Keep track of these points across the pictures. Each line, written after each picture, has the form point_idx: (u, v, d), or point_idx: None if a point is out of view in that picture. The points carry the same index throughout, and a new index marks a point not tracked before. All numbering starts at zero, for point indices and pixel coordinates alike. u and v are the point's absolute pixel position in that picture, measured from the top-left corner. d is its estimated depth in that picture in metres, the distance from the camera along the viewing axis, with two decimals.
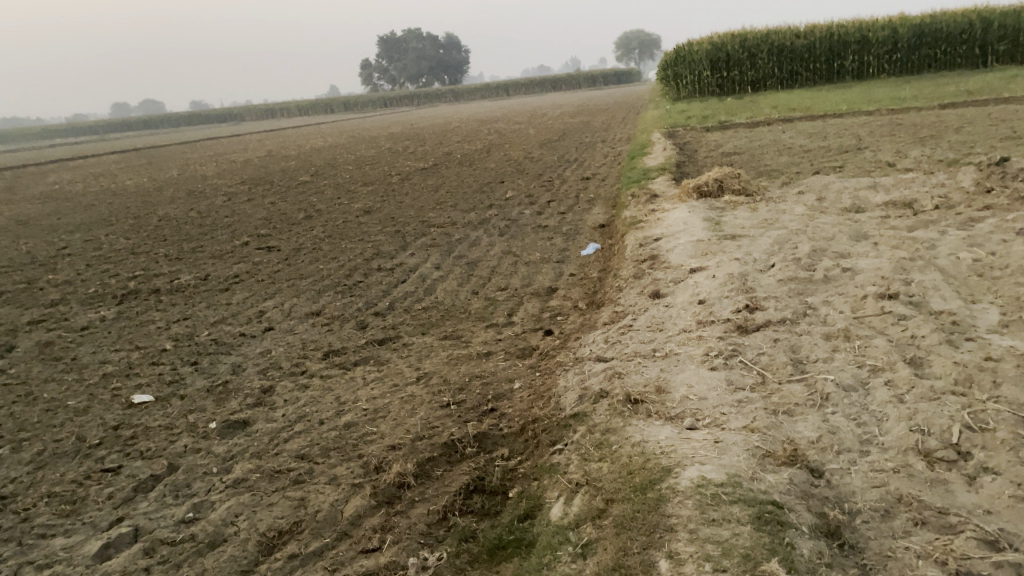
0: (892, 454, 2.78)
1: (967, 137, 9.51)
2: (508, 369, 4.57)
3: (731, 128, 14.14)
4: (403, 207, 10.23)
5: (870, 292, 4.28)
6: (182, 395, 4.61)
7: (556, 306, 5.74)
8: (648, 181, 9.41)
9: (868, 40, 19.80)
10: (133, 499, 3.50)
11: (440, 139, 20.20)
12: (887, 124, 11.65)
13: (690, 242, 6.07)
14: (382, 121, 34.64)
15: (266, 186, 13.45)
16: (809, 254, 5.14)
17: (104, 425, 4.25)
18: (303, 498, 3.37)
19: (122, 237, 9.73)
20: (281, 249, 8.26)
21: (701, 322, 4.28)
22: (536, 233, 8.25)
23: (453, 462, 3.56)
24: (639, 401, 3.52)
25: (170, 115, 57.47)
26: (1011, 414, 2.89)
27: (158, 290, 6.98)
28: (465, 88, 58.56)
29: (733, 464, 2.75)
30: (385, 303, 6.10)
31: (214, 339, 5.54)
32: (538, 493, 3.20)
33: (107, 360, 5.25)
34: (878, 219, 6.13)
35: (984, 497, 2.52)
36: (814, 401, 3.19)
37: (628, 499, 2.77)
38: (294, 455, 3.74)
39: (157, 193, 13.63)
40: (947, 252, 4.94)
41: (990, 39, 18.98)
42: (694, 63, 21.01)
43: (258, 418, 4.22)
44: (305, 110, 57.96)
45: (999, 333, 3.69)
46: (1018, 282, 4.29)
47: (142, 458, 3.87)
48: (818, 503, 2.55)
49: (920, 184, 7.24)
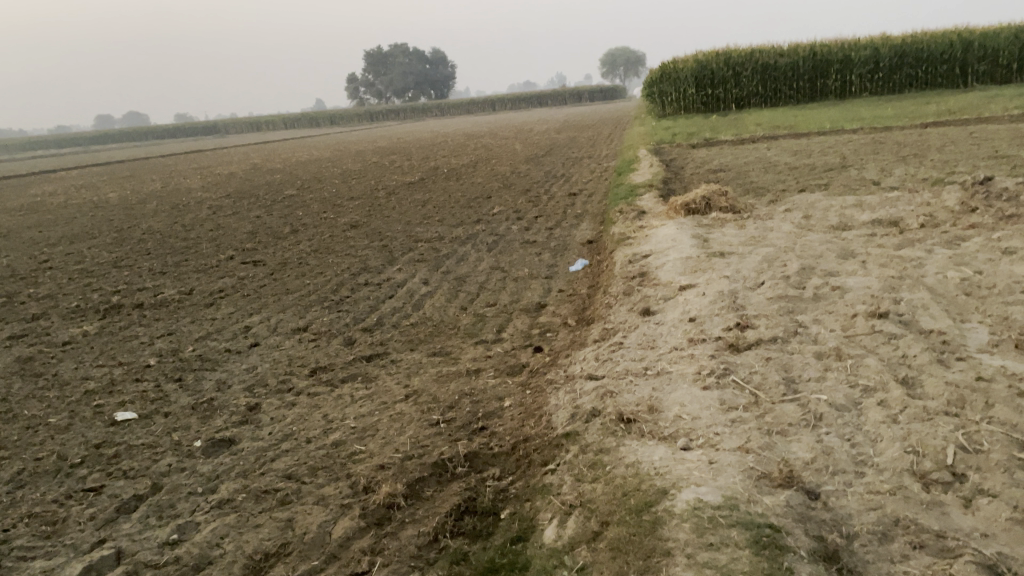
0: (888, 475, 2.77)
1: (950, 156, 9.61)
2: (498, 387, 4.54)
3: (716, 145, 14.22)
4: (390, 222, 10.20)
5: (860, 311, 4.29)
6: (166, 412, 4.53)
7: (545, 323, 5.72)
8: (635, 197, 9.42)
9: (850, 59, 20.05)
10: (116, 520, 3.42)
11: (427, 153, 20.22)
12: (870, 142, 11.76)
13: (678, 259, 6.07)
14: (367, 135, 34.61)
15: (251, 199, 13.38)
16: (798, 272, 5.15)
17: (86, 444, 4.16)
18: (291, 519, 3.31)
19: (104, 250, 9.61)
20: (267, 263, 8.19)
21: (692, 340, 4.27)
22: (524, 249, 8.25)
23: (443, 482, 3.51)
24: (632, 421, 3.49)
25: (154, 127, 57.20)
26: (1005, 435, 2.89)
27: (142, 305, 6.90)
28: (451, 103, 58.74)
29: (730, 485, 2.73)
30: (373, 319, 6.05)
31: (199, 355, 5.47)
32: (531, 514, 3.15)
33: (89, 376, 5.16)
34: (865, 238, 6.16)
35: (981, 520, 2.51)
36: (808, 421, 3.18)
37: (624, 521, 2.73)
38: (281, 475, 3.68)
39: (141, 206, 13.51)
40: (934, 271, 4.96)
41: (970, 59, 19.23)
42: (679, 80, 21.09)
43: (244, 436, 4.15)
44: (290, 123, 57.86)
45: (989, 353, 3.71)
46: (1006, 302, 4.31)
47: (124, 477, 3.79)
48: (815, 526, 2.52)
49: (905, 203, 7.30)
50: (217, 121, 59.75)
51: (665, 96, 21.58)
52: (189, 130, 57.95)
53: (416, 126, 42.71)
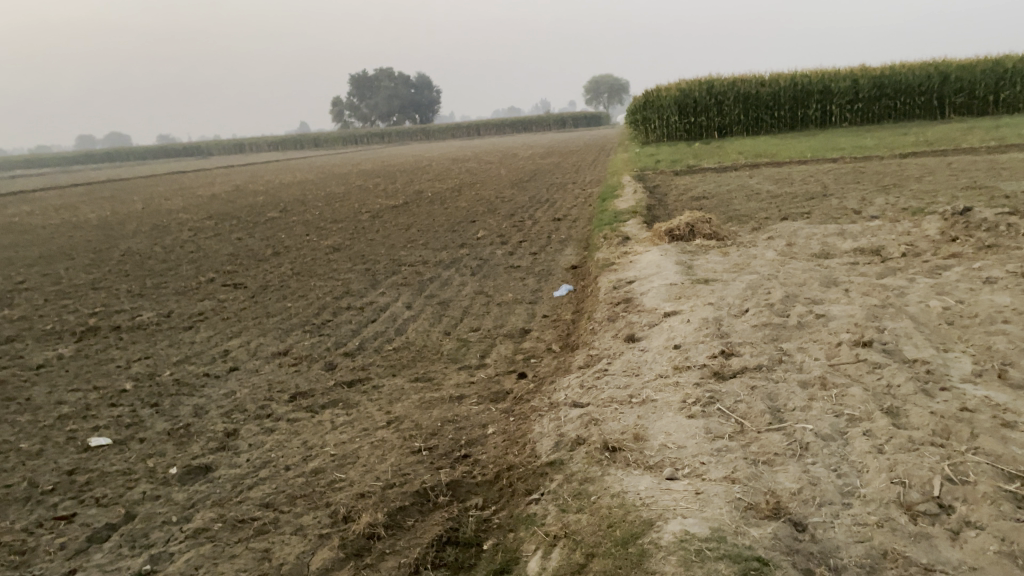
0: (875, 507, 2.74)
1: (930, 186, 9.73)
2: (481, 414, 4.48)
3: (699, 172, 14.33)
4: (374, 245, 10.16)
5: (844, 339, 4.30)
6: (142, 438, 4.43)
7: (529, 349, 5.68)
8: (620, 223, 9.46)
9: (830, 89, 20.36)
10: (87, 550, 3.32)
11: (411, 177, 20.25)
12: (851, 172, 11.89)
13: (663, 285, 6.07)
14: (351, 157, 34.62)
15: (234, 221, 13.30)
16: (782, 299, 5.16)
17: (58, 470, 4.06)
18: (268, 550, 3.23)
19: (83, 271, 9.49)
20: (248, 286, 8.12)
21: (677, 367, 4.25)
22: (508, 273, 8.22)
23: (424, 512, 3.45)
24: (617, 449, 3.46)
25: (137, 147, 56.91)
26: (991, 466, 2.88)
27: (119, 327, 6.80)
28: (435, 127, 58.96)
29: (716, 517, 2.69)
30: (355, 343, 5.99)
31: (176, 380, 5.37)
32: (515, 545, 3.09)
33: (63, 401, 5.05)
34: (848, 266, 6.20)
35: (969, 553, 2.48)
36: (793, 451, 3.16)
37: (609, 553, 2.69)
38: (258, 503, 3.60)
39: (120, 227, 13.38)
40: (917, 300, 4.99)
41: (947, 91, 19.60)
42: (663, 108, 21.34)
43: (221, 463, 4.07)
44: (274, 145, 57.79)
45: (973, 382, 3.71)
46: (988, 331, 4.34)
47: (97, 505, 3.69)
48: (803, 559, 2.48)
49: (886, 231, 7.36)
50: (201, 143, 59.59)
51: (648, 123, 21.82)
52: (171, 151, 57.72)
53: (401, 149, 42.78)
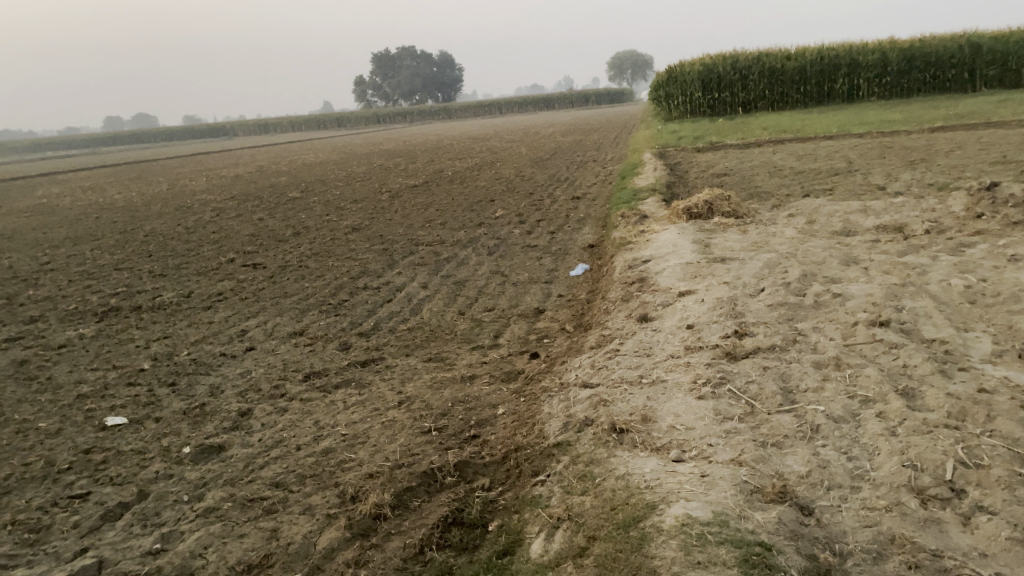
0: (885, 491, 2.68)
1: (957, 161, 9.49)
2: (492, 394, 4.47)
3: (722, 149, 14.14)
4: (392, 225, 10.15)
5: (860, 319, 4.21)
6: (157, 417, 4.48)
7: (543, 329, 5.64)
8: (639, 201, 9.36)
9: (858, 63, 19.95)
10: (99, 528, 3.36)
11: (432, 156, 20.23)
12: (877, 147, 11.64)
13: (679, 264, 5.99)
14: (373, 137, 34.62)
15: (255, 201, 13.36)
16: (799, 278, 5.07)
17: (74, 449, 4.11)
18: (276, 530, 3.24)
19: (107, 252, 9.59)
20: (267, 266, 8.15)
21: (689, 348, 4.19)
22: (525, 253, 8.18)
23: (432, 492, 3.45)
24: (624, 431, 3.42)
25: (164, 128, 57.35)
26: (1006, 450, 2.81)
27: (140, 307, 6.86)
28: (458, 105, 58.75)
29: (720, 500, 2.65)
30: (371, 323, 5.99)
31: (193, 359, 5.41)
32: (519, 527, 3.08)
33: (83, 380, 5.11)
34: (869, 244, 6.07)
35: (979, 539, 2.43)
36: (804, 433, 3.10)
37: (610, 537, 2.67)
38: (268, 483, 3.62)
39: (145, 208, 13.50)
40: (938, 278, 4.87)
41: (979, 64, 19.10)
42: (686, 84, 21.02)
43: (234, 442, 4.09)
44: (299, 126, 58.05)
45: (992, 363, 3.62)
46: (1010, 310, 4.23)
47: (111, 484, 3.73)
48: (808, 544, 2.44)
49: (911, 208, 7.20)
50: (226, 124, 59.97)
51: (671, 99, 21.53)
52: (196, 132, 58.16)
53: (425, 128, 42.72)
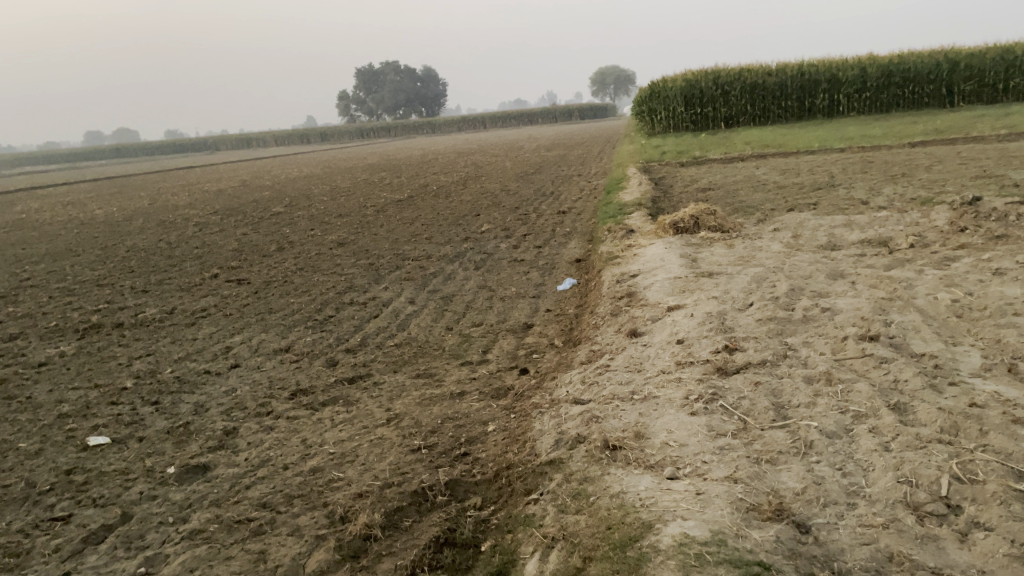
0: (880, 508, 2.67)
1: (938, 176, 9.60)
2: (481, 410, 4.43)
3: (706, 163, 14.23)
4: (378, 240, 10.11)
5: (850, 333, 4.22)
6: (141, 437, 4.40)
7: (531, 344, 5.62)
8: (625, 216, 9.38)
9: (838, 79, 20.19)
10: (82, 552, 3.28)
11: (417, 170, 20.20)
12: (859, 162, 11.76)
13: (667, 279, 6.00)
14: (356, 152, 34.53)
15: (239, 216, 13.28)
16: (787, 293, 5.08)
17: (55, 470, 4.02)
18: (264, 551, 3.18)
19: (88, 268, 9.46)
20: (251, 282, 8.08)
21: (680, 363, 4.17)
22: (512, 267, 8.17)
23: (422, 512, 3.40)
24: (617, 448, 3.40)
25: (144, 143, 57.00)
26: (1001, 465, 2.81)
27: (122, 324, 6.77)
28: (442, 120, 58.84)
29: (717, 519, 2.63)
30: (358, 339, 5.94)
31: (177, 377, 5.33)
32: (513, 547, 3.04)
33: (64, 399, 5.02)
34: (855, 258, 6.10)
35: (977, 556, 2.41)
36: (798, 449, 3.09)
37: (607, 557, 2.63)
38: (255, 503, 3.56)
39: (126, 223, 13.35)
40: (924, 292, 4.91)
41: (956, 79, 19.40)
42: (669, 99, 21.16)
43: (220, 462, 4.02)
44: (282, 141, 57.90)
45: (982, 377, 3.63)
46: (997, 324, 4.26)
47: (94, 506, 3.65)
48: (806, 562, 2.41)
49: (894, 222, 7.26)
50: (209, 138, 59.73)
51: (654, 114, 21.65)
52: (178, 146, 57.94)
53: (410, 142, 42.79)
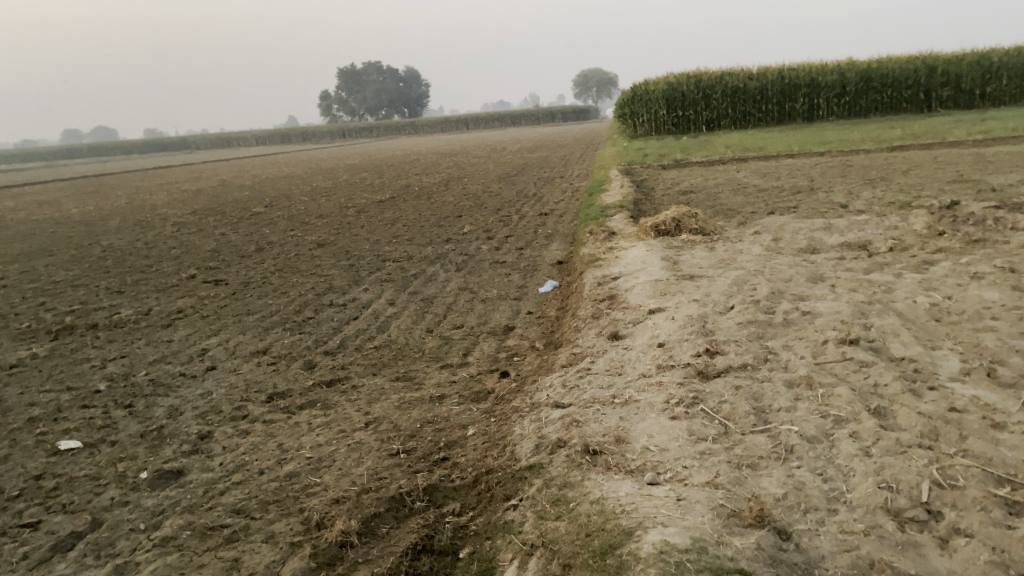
0: (862, 514, 2.66)
1: (916, 180, 9.67)
2: (461, 414, 4.38)
3: (688, 166, 14.26)
4: (359, 240, 10.04)
5: (830, 337, 4.21)
6: (112, 441, 4.30)
7: (512, 347, 5.57)
8: (607, 218, 9.37)
9: (818, 83, 20.33)
10: (50, 560, 3.19)
11: (399, 170, 20.12)
12: (839, 165, 11.84)
13: (649, 281, 5.98)
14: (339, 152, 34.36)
15: (218, 215, 13.14)
16: (768, 296, 5.08)
17: (23, 476, 3.92)
18: (238, 558, 3.11)
19: (62, 269, 9.28)
20: (229, 283, 7.96)
21: (661, 366, 4.15)
22: (493, 269, 8.12)
23: (400, 518, 3.34)
24: (597, 453, 3.37)
25: (123, 142, 56.37)
26: (981, 470, 2.81)
27: (96, 325, 6.64)
28: (424, 121, 58.68)
29: (698, 526, 2.60)
30: (336, 342, 5.87)
31: (151, 380, 5.23)
32: (491, 554, 2.99)
33: (34, 402, 4.91)
34: (834, 261, 6.11)
35: (958, 562, 2.40)
36: (779, 454, 3.07)
37: (587, 565, 2.60)
38: (229, 509, 3.49)
39: (102, 223, 13.15)
40: (904, 296, 4.92)
41: (934, 84, 19.62)
42: (651, 103, 21.22)
43: (193, 467, 3.95)
44: (262, 140, 57.47)
45: (961, 381, 3.64)
46: (976, 327, 4.27)
47: (63, 512, 3.56)
48: (787, 570, 2.39)
49: (873, 225, 7.29)
50: (189, 137, 59.22)
51: (636, 117, 21.68)
52: (156, 145, 57.36)
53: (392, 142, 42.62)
